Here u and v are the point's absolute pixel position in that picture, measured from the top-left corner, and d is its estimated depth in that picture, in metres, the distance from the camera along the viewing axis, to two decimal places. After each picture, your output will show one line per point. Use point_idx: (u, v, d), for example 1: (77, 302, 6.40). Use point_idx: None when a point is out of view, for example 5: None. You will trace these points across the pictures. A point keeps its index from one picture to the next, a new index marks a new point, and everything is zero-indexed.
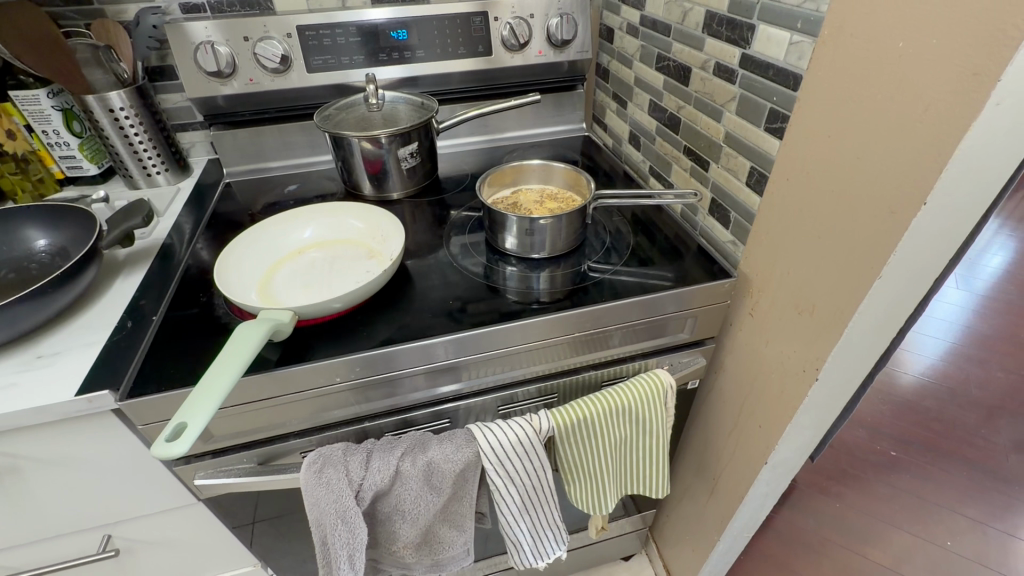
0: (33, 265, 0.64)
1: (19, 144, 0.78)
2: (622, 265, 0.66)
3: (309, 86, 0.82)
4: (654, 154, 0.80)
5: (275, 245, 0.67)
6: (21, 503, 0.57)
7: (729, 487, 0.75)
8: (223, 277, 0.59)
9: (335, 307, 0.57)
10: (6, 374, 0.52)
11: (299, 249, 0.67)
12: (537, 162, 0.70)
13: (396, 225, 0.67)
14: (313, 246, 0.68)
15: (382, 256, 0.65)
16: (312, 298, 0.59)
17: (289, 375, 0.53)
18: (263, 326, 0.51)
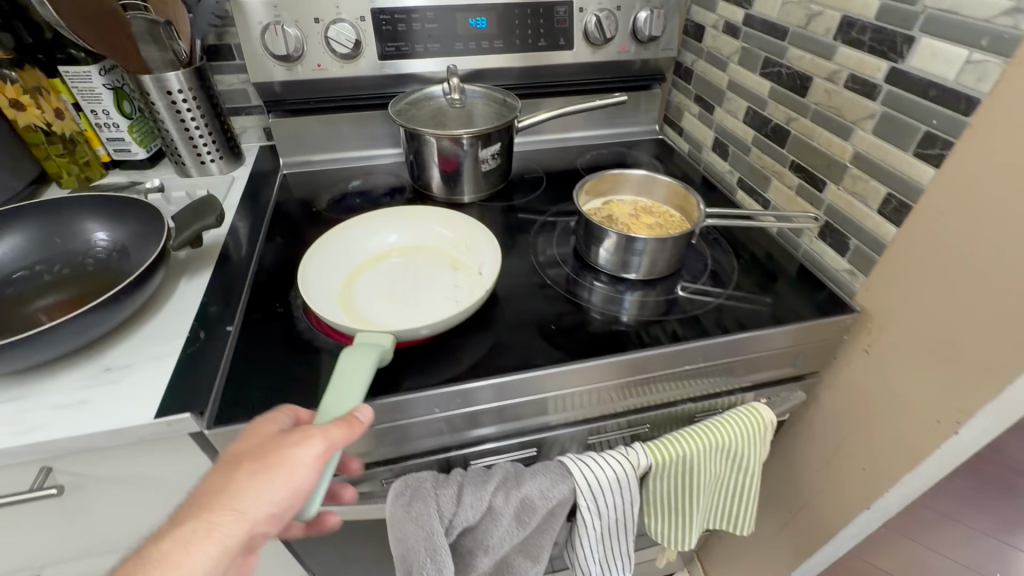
0: (90, 262, 0.59)
1: (67, 125, 0.72)
2: (727, 293, 0.62)
3: (376, 70, 0.76)
4: (745, 165, 0.75)
5: (355, 249, 0.63)
6: (82, 520, 0.53)
7: (812, 523, 0.71)
8: (306, 288, 0.55)
9: (422, 333, 0.52)
10: (73, 388, 0.47)
11: (381, 255, 0.63)
12: (640, 171, 0.65)
13: (485, 237, 0.63)
14: (396, 252, 0.64)
15: (468, 268, 0.61)
16: (402, 316, 0.55)
17: (383, 405, 0.48)
18: (367, 358, 0.47)
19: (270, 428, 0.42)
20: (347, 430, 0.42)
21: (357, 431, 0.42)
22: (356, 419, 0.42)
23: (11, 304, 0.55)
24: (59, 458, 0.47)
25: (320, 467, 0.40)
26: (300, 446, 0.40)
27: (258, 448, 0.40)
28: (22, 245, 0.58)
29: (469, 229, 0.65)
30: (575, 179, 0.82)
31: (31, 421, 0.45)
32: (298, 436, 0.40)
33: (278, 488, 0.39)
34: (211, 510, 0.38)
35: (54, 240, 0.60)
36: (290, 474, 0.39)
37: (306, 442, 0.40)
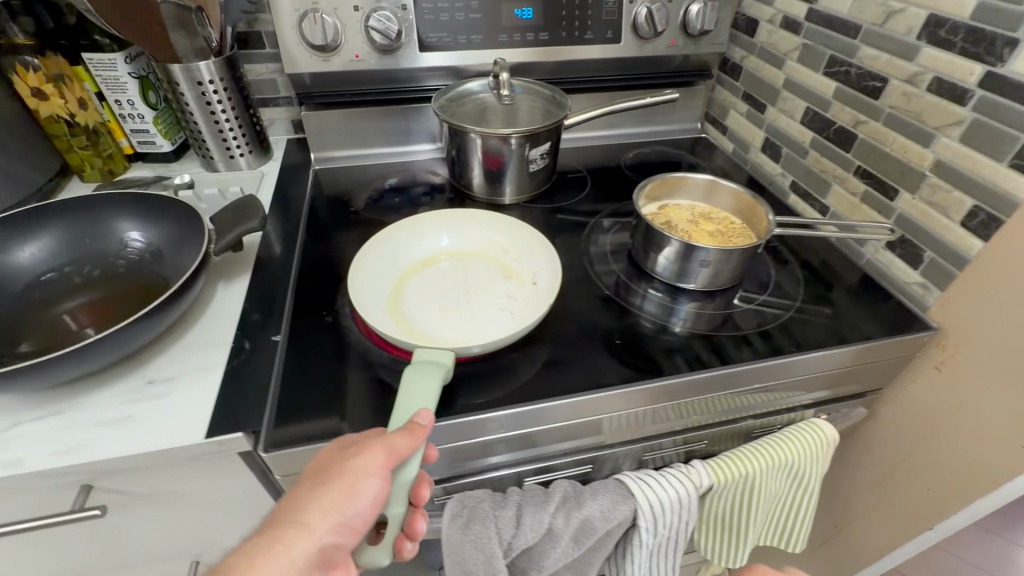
0: (123, 264, 0.56)
1: (90, 115, 0.69)
2: (794, 309, 0.59)
3: (424, 67, 0.73)
4: (800, 169, 0.72)
5: (405, 252, 0.61)
6: (121, 534, 0.51)
7: (863, 537, 0.70)
8: (358, 299, 0.53)
9: (472, 350, 0.49)
10: (116, 404, 0.45)
11: (431, 258, 0.62)
12: (705, 176, 0.62)
13: (538, 245, 0.62)
14: (445, 256, 0.63)
15: (521, 277, 0.60)
16: (455, 323, 0.54)
17: (445, 427, 0.46)
18: (434, 378, 0.45)
19: (339, 439, 0.40)
20: (411, 438, 0.39)
21: (421, 436, 0.39)
22: (418, 425, 0.40)
23: (43, 310, 0.52)
24: (102, 476, 0.44)
25: (384, 478, 0.38)
26: (359, 454, 0.38)
27: (326, 458, 0.39)
28: (52, 245, 0.55)
29: (521, 235, 0.63)
30: (620, 179, 0.79)
31: (73, 439, 0.42)
32: (360, 444, 0.38)
33: (339, 500, 0.37)
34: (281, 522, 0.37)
35: (85, 241, 0.56)
36: (355, 486, 0.37)
37: (366, 450, 0.38)
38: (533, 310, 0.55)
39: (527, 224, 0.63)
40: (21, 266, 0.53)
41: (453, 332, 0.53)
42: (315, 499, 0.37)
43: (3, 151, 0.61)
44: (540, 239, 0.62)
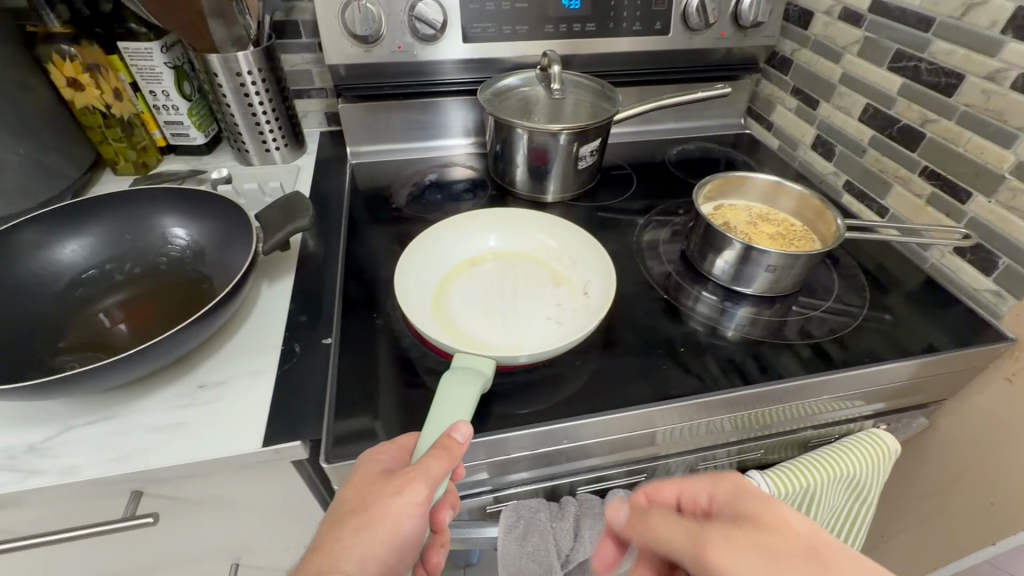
0: (165, 262, 0.55)
1: (125, 106, 0.67)
2: (859, 320, 0.56)
3: (454, 58, 0.71)
4: (856, 168, 0.69)
5: (453, 251, 0.60)
6: (166, 539, 0.50)
7: (916, 546, 0.69)
8: (402, 293, 0.52)
9: (518, 359, 0.46)
10: (168, 409, 0.43)
11: (479, 260, 0.60)
12: (770, 177, 0.59)
13: (591, 253, 0.60)
14: (494, 258, 0.61)
15: (571, 286, 0.57)
16: (500, 329, 0.52)
17: (507, 440, 0.44)
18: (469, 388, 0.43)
19: (362, 467, 0.37)
20: (446, 460, 0.37)
21: (458, 454, 0.37)
22: (454, 442, 0.38)
23: (85, 308, 0.51)
24: (154, 484, 0.43)
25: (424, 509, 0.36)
26: (399, 493, 0.35)
27: (356, 497, 0.36)
28: (95, 243, 0.54)
29: (572, 242, 0.61)
30: (665, 177, 0.77)
31: (127, 447, 0.41)
32: (394, 480, 0.36)
33: (384, 540, 0.35)
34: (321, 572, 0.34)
35: (128, 237, 0.55)
36: (397, 525, 0.35)
37: (404, 488, 0.36)
38: (581, 323, 0.52)
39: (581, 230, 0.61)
40: (63, 263, 0.52)
41: (498, 337, 0.51)
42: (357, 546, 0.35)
43: (39, 143, 0.59)
44: (592, 247, 0.59)
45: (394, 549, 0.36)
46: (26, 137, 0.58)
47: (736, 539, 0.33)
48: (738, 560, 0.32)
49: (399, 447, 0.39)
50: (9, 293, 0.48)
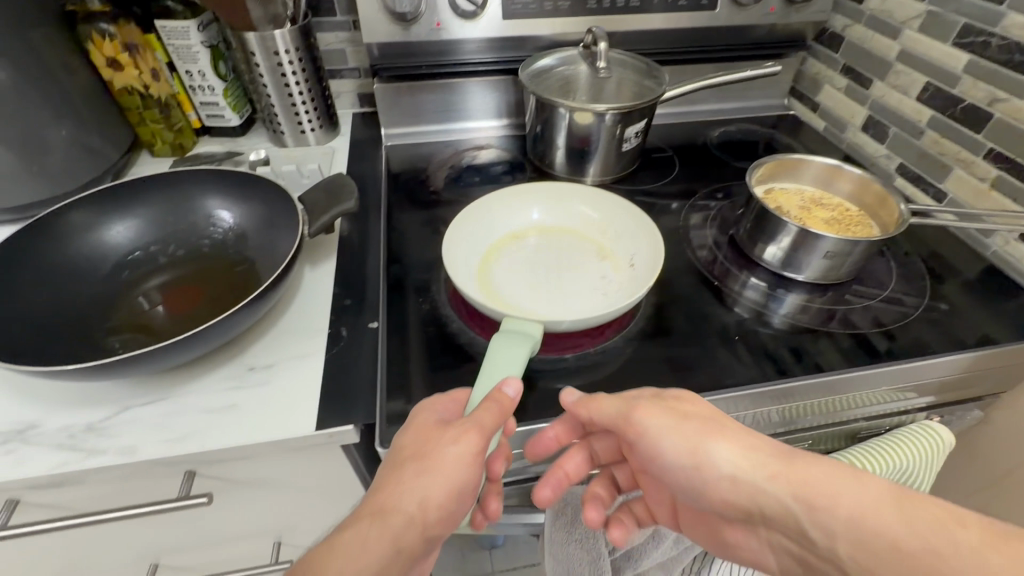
0: (208, 244, 0.54)
1: (162, 87, 0.66)
2: (915, 309, 0.55)
3: (476, 37, 0.70)
4: (911, 151, 0.66)
5: (497, 223, 0.61)
6: (214, 517, 0.51)
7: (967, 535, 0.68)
8: (450, 264, 0.53)
9: (561, 326, 0.46)
10: (220, 391, 0.44)
11: (523, 234, 0.61)
12: (827, 160, 0.57)
13: (636, 226, 0.59)
14: (537, 233, 0.61)
15: (614, 259, 0.58)
16: (546, 301, 0.52)
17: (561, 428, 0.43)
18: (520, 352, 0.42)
19: (420, 418, 0.37)
20: (499, 412, 0.37)
21: (510, 409, 0.37)
22: (505, 395, 0.38)
23: (132, 289, 0.51)
24: (207, 465, 0.43)
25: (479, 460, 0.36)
26: (454, 443, 0.35)
27: (412, 448, 0.36)
28: (140, 224, 0.54)
29: (617, 216, 0.61)
30: (708, 159, 0.75)
31: (182, 428, 0.41)
32: (450, 431, 0.36)
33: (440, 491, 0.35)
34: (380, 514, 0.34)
35: (171, 218, 0.55)
36: (454, 471, 0.35)
37: (460, 438, 0.35)
38: (626, 295, 0.53)
39: (626, 203, 0.60)
40: (110, 245, 0.52)
41: (544, 308, 0.51)
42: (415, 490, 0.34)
43: (80, 123, 0.59)
44: (637, 220, 0.59)
45: (451, 497, 0.35)
46: (68, 117, 0.58)
47: (660, 400, 0.38)
48: (657, 415, 0.37)
49: (454, 401, 0.39)
50: (59, 275, 0.49)
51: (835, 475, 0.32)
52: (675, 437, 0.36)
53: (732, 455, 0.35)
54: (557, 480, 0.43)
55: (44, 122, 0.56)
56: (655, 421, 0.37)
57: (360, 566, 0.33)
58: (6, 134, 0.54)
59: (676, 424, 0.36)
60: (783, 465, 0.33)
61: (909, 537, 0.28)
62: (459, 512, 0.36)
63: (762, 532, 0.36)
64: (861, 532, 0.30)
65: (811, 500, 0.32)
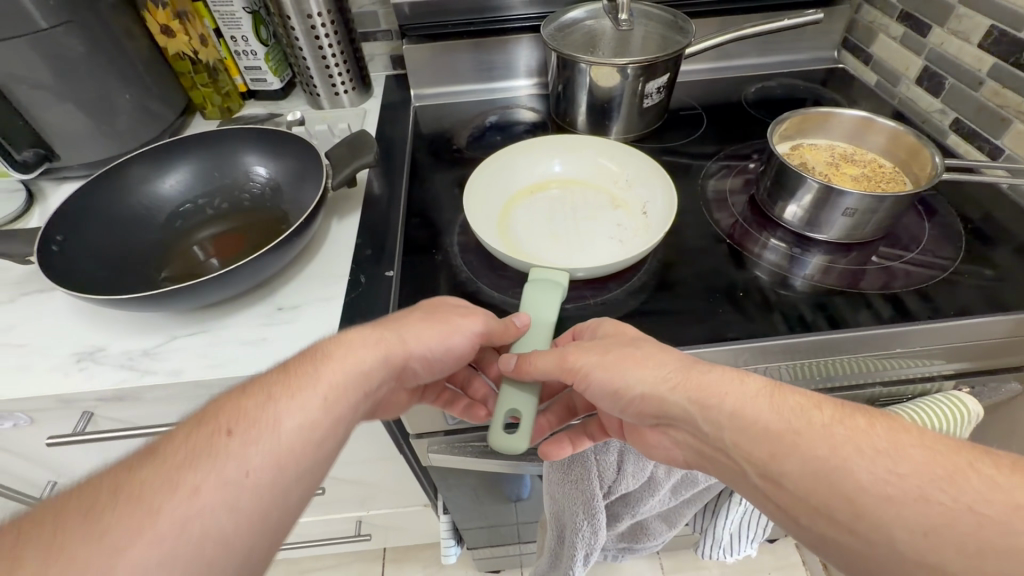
0: (247, 197, 0.60)
1: (210, 53, 0.71)
2: (951, 273, 0.52)
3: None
4: (969, 104, 0.61)
5: (510, 179, 0.62)
6: None
7: None
8: (470, 218, 0.54)
9: (577, 273, 0.48)
10: (253, 326, 0.49)
11: (538, 186, 0.62)
12: (858, 112, 0.54)
13: (648, 170, 0.60)
14: (551, 182, 0.63)
15: (629, 206, 0.59)
16: (563, 247, 0.54)
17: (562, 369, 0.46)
18: (554, 294, 0.46)
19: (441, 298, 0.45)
20: (503, 330, 0.43)
21: (511, 334, 0.43)
22: (514, 325, 0.44)
23: (182, 237, 0.57)
24: None
25: (473, 341, 0.42)
26: (465, 317, 0.42)
27: (422, 309, 0.43)
28: (190, 178, 0.60)
29: (628, 159, 0.62)
30: (740, 117, 0.72)
31: (221, 356, 0.47)
32: (460, 308, 0.43)
33: (436, 344, 0.41)
34: (386, 328, 0.39)
35: (216, 173, 0.61)
36: (456, 335, 0.42)
37: (468, 317, 0.42)
38: (645, 239, 0.54)
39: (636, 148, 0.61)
40: (165, 196, 0.58)
41: (566, 257, 0.53)
42: (422, 327, 0.41)
43: (143, 87, 0.66)
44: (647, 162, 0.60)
45: (442, 350, 0.41)
46: (132, 82, 0.64)
47: (588, 345, 0.40)
48: (584, 356, 0.39)
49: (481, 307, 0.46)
50: (122, 222, 0.55)
51: (724, 376, 0.35)
52: (601, 368, 0.38)
53: (646, 376, 0.37)
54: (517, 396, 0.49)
55: (111, 87, 0.62)
56: (586, 359, 0.39)
57: (359, 355, 0.37)
58: (80, 98, 0.60)
59: (604, 359, 0.38)
60: (685, 375, 0.36)
61: (773, 419, 0.32)
62: (436, 365, 0.42)
63: (667, 433, 0.39)
64: (741, 421, 0.33)
65: (704, 399, 0.35)
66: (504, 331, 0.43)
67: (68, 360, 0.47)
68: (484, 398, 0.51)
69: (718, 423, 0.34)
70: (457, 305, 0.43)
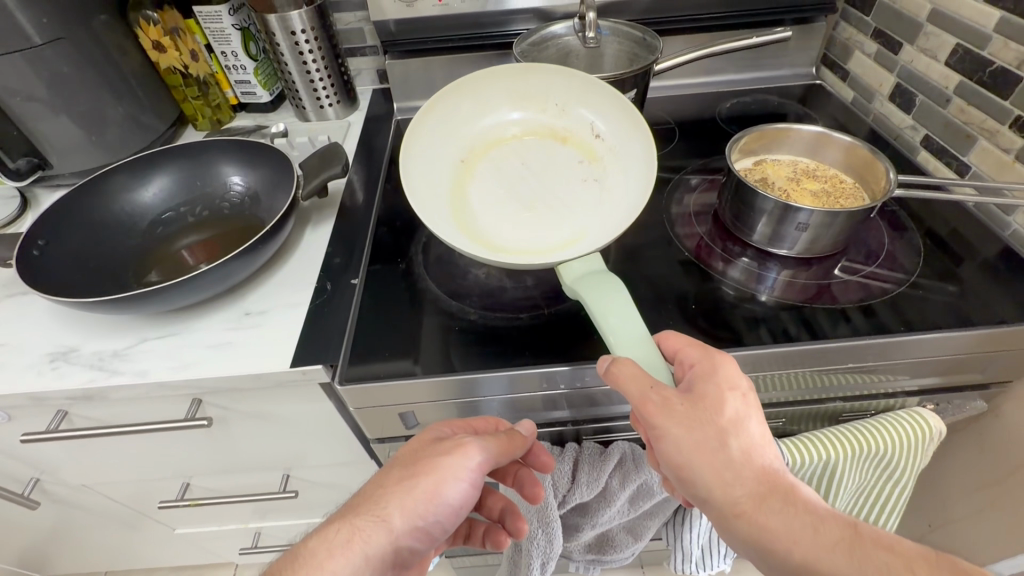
0: (226, 205, 0.62)
1: (201, 67, 0.75)
2: (911, 288, 0.52)
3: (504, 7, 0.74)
4: (937, 121, 0.61)
5: (444, 152, 0.58)
6: (223, 442, 0.60)
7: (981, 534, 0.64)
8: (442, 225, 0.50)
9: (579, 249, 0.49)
10: (219, 331, 0.50)
11: (480, 143, 0.60)
12: (814, 128, 0.55)
13: (578, 88, 0.59)
14: (495, 135, 0.61)
15: (575, 135, 0.60)
16: (544, 211, 0.55)
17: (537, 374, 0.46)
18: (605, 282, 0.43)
19: (424, 437, 0.44)
20: (508, 443, 0.43)
21: (518, 444, 0.43)
22: (518, 436, 0.44)
23: (162, 244, 0.59)
24: (209, 394, 0.50)
25: (465, 480, 0.41)
26: (448, 455, 0.41)
27: (396, 464, 0.42)
28: (172, 188, 0.62)
29: (555, 80, 0.59)
30: (714, 132, 0.73)
31: (187, 358, 0.48)
32: (444, 445, 0.41)
33: (426, 502, 0.39)
34: (354, 516, 0.39)
35: (198, 183, 0.63)
36: (445, 480, 0.40)
37: (451, 455, 0.41)
38: (614, 169, 0.57)
39: (560, 68, 0.58)
40: (148, 205, 0.61)
41: (557, 222, 0.54)
42: (400, 492, 0.39)
43: (135, 100, 0.69)
44: (583, 83, 0.58)
45: (431, 506, 0.40)
46: (124, 96, 0.67)
47: (675, 409, 0.37)
48: (672, 428, 0.37)
49: (486, 425, 0.47)
50: (103, 229, 0.57)
51: (792, 521, 0.37)
52: (681, 461, 0.37)
53: (718, 488, 0.37)
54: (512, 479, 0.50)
55: (103, 99, 0.65)
56: (673, 427, 0.37)
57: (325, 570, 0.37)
58: (73, 110, 0.63)
59: (691, 445, 0.37)
60: (757, 507, 0.37)
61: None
62: (436, 527, 0.40)
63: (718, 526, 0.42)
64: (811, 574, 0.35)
65: (770, 543, 0.37)
66: (512, 441, 0.44)
67: (42, 360, 0.48)
68: (500, 510, 0.52)
69: (785, 566, 0.36)
70: (440, 445, 0.42)
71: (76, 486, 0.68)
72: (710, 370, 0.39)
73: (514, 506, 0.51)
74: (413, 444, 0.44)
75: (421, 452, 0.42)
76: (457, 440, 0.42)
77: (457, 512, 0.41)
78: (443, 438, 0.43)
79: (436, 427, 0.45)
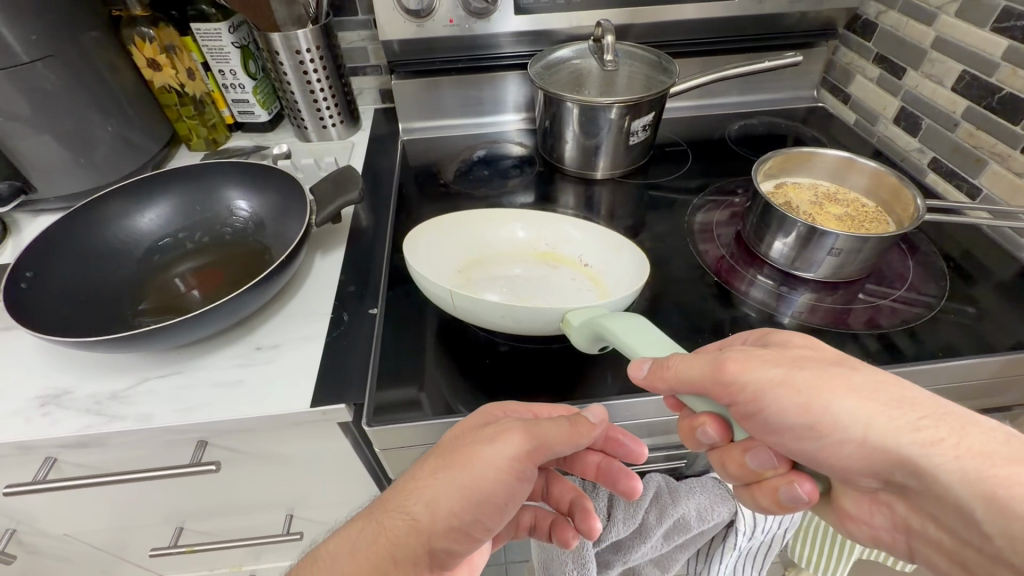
0: (229, 230, 0.59)
1: (197, 86, 0.72)
2: (939, 312, 0.52)
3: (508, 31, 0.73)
4: (945, 144, 0.63)
5: (436, 269, 0.55)
6: (225, 485, 0.56)
7: None
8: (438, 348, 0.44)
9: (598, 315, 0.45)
10: (228, 367, 0.47)
11: (478, 266, 0.58)
12: (837, 153, 0.56)
13: (561, 228, 0.61)
14: (486, 269, 0.58)
15: (568, 269, 0.58)
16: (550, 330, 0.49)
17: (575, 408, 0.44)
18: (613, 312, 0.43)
19: (467, 420, 0.40)
20: (568, 429, 0.38)
21: (582, 430, 0.38)
22: (582, 421, 0.39)
23: (160, 271, 0.55)
24: (215, 436, 0.47)
25: (506, 472, 0.37)
26: (488, 442, 0.37)
27: (435, 451, 0.38)
28: (171, 212, 0.59)
29: (536, 225, 0.61)
30: (724, 153, 0.73)
31: (193, 399, 0.45)
32: (486, 430, 0.37)
33: (462, 493, 0.36)
34: (385, 509, 0.37)
35: (198, 208, 0.60)
36: (484, 471, 0.37)
37: (490, 442, 0.37)
38: (614, 288, 0.54)
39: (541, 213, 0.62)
40: (143, 231, 0.57)
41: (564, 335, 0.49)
42: (432, 486, 0.36)
43: (125, 119, 0.65)
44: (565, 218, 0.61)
45: (467, 502, 0.36)
46: (114, 115, 0.64)
47: (752, 353, 0.34)
48: (759, 369, 0.33)
49: (553, 411, 0.42)
50: (95, 257, 0.53)
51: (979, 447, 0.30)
52: (791, 396, 0.32)
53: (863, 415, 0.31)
54: (601, 465, 0.47)
55: (92, 119, 0.61)
56: (760, 370, 0.33)
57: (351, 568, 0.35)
58: (59, 130, 0.59)
59: (793, 375, 0.32)
60: (933, 431, 0.30)
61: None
62: (474, 525, 0.37)
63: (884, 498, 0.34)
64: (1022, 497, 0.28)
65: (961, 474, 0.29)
66: (576, 428, 0.38)
67: (30, 405, 0.44)
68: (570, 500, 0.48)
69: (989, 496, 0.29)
70: (482, 431, 0.38)
71: (57, 536, 0.63)
72: (768, 333, 0.38)
73: (585, 500, 0.47)
74: (462, 424, 0.40)
75: (461, 437, 0.38)
76: (502, 423, 0.38)
77: (501, 507, 0.38)
78: (489, 421, 0.39)
79: (488, 408, 0.41)
